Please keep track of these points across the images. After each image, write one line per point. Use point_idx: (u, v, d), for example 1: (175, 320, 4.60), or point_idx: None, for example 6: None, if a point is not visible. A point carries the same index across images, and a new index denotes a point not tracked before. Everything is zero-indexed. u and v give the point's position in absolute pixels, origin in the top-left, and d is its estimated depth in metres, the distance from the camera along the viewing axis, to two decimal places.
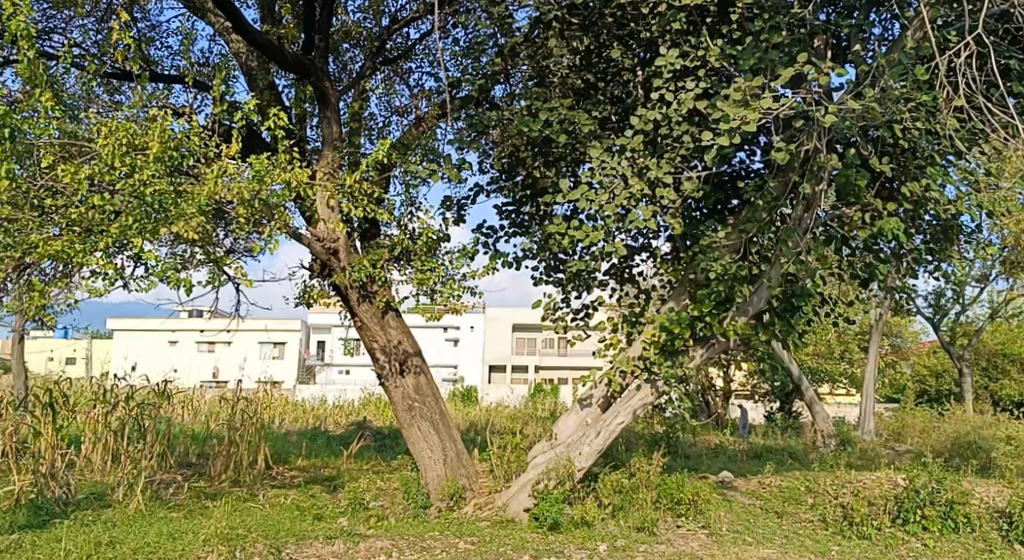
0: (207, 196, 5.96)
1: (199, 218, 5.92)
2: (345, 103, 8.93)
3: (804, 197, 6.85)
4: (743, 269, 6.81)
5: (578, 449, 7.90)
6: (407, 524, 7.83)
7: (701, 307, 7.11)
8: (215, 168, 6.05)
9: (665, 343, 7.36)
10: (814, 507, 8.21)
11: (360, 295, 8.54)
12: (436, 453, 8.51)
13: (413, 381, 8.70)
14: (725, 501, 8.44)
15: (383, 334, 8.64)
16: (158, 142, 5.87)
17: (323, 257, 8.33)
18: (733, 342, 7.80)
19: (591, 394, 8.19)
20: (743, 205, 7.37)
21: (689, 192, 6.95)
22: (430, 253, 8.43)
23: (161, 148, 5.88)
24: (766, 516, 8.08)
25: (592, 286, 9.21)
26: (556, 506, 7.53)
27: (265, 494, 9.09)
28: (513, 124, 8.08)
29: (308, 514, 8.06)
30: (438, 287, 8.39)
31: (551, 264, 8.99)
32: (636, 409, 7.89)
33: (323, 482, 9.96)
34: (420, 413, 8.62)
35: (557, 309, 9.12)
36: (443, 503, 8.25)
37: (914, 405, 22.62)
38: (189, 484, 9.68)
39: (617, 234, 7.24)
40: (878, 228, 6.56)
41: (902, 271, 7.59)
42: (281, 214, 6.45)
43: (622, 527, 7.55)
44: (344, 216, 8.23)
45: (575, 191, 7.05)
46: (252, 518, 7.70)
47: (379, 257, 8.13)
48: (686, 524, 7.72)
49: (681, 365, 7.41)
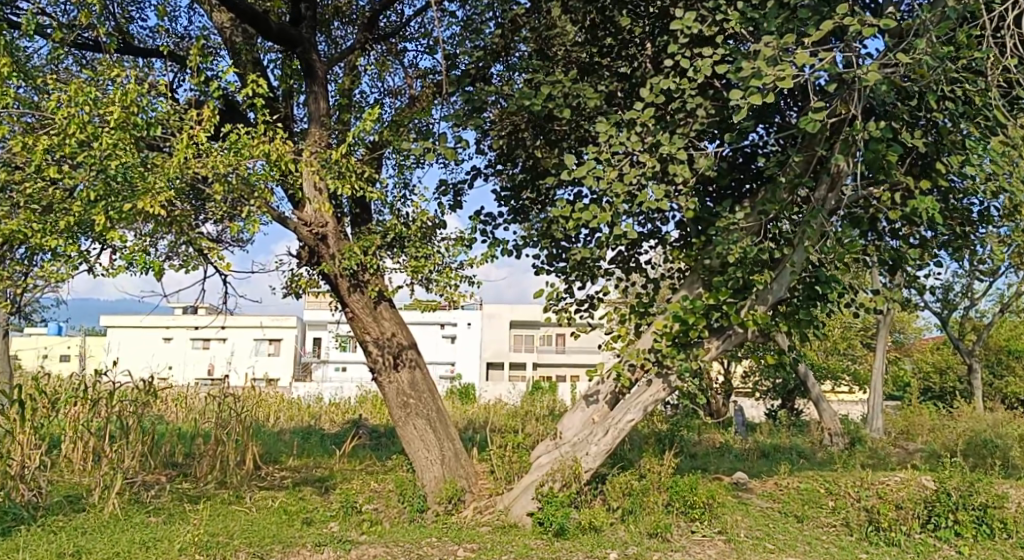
0: (176, 169, 5.45)
1: (168, 193, 5.40)
2: (335, 81, 8.45)
3: (829, 175, 6.34)
4: (764, 253, 6.31)
5: (586, 449, 7.38)
6: (402, 530, 7.32)
7: (718, 296, 6.61)
8: (185, 138, 5.52)
9: (679, 334, 6.86)
10: (836, 511, 7.74)
11: (351, 285, 8.04)
12: (433, 453, 8.01)
13: (408, 375, 8.19)
14: (741, 503, 7.96)
15: (375, 327, 8.13)
16: (120, 108, 5.36)
17: (311, 244, 7.87)
18: (753, 335, 7.15)
19: (598, 390, 7.67)
20: (760, 186, 6.88)
21: (705, 170, 6.45)
22: (424, 240, 7.95)
23: (123, 114, 5.36)
24: (785, 520, 7.60)
25: (597, 276, 8.69)
26: (562, 510, 7.04)
27: (252, 497, 8.58)
28: (512, 100, 7.57)
29: (296, 518, 7.55)
30: (433, 276, 7.94)
31: (554, 253, 8.46)
32: (647, 406, 7.35)
33: (314, 483, 9.45)
34: (415, 410, 8.12)
35: (560, 300, 8.57)
36: (441, 507, 7.73)
37: (920, 403, 22.13)
38: (173, 486, 9.16)
39: (624, 217, 6.75)
40: (911, 208, 6.06)
41: (931, 258, 7.11)
42: (263, 194, 5.88)
43: (633, 532, 7.06)
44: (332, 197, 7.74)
45: (581, 170, 6.56)
46: (235, 522, 7.18)
47: (370, 244, 7.70)
48: (701, 529, 7.23)
49: (696, 357, 6.91)
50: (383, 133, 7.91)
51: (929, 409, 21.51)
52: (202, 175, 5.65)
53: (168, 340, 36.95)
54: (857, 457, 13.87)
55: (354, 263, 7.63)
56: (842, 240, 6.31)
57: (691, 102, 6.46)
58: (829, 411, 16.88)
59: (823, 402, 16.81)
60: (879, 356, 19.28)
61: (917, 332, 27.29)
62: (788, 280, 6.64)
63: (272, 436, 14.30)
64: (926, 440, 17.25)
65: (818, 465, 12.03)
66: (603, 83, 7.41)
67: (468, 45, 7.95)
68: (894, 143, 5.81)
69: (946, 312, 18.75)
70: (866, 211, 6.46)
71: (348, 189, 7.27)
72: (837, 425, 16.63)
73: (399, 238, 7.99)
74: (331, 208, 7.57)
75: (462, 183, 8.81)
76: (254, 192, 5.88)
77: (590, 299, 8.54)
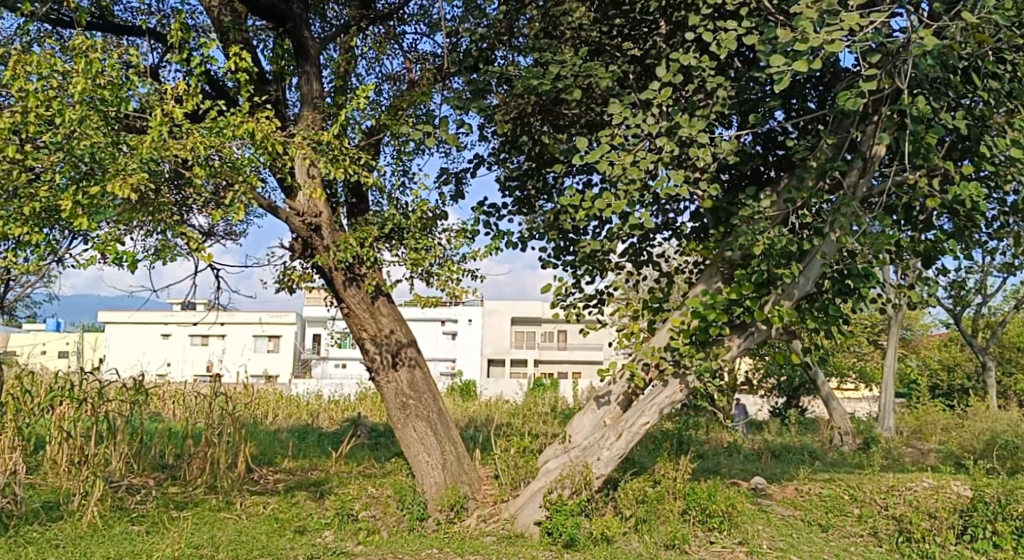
0: (152, 148, 5.01)
1: (141, 173, 4.95)
2: (330, 63, 7.97)
3: (862, 159, 5.87)
4: (793, 244, 5.83)
5: (596, 454, 6.92)
6: (401, 540, 6.87)
7: (741, 291, 6.14)
8: (158, 116, 5.06)
9: (698, 331, 6.41)
10: (862, 521, 7.27)
11: (347, 280, 7.59)
12: (434, 457, 7.54)
13: (407, 375, 7.72)
14: (761, 511, 7.49)
15: (373, 324, 7.67)
16: (84, 79, 4.90)
17: (304, 235, 7.39)
18: (776, 332, 6.69)
19: (610, 391, 7.18)
20: (784, 173, 6.42)
21: (727, 154, 5.99)
22: (425, 231, 7.52)
23: (87, 86, 4.91)
24: (809, 530, 7.14)
25: (607, 270, 8.22)
26: (571, 519, 6.58)
27: (243, 503, 8.12)
28: (519, 81, 7.09)
29: (288, 527, 7.09)
30: (434, 270, 7.50)
31: (561, 246, 7.99)
32: (663, 409, 6.88)
33: (308, 487, 8.99)
34: (415, 412, 7.66)
35: (567, 295, 8.09)
36: (442, 514, 7.26)
37: (930, 401, 21.64)
38: (160, 490, 8.72)
39: (639, 205, 6.28)
40: (952, 195, 5.59)
41: (967, 250, 6.65)
42: (247, 177, 5.38)
43: (648, 543, 6.60)
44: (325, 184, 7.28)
45: (594, 155, 6.09)
46: (223, 532, 6.73)
47: (366, 236, 7.27)
48: (720, 539, 6.77)
49: (715, 357, 6.45)
50: (381, 118, 7.45)
51: (939, 407, 21.05)
52: (181, 158, 5.17)
53: (167, 337, 36.52)
54: (871, 458, 13.41)
55: (349, 256, 7.21)
56: (876, 229, 5.84)
57: (712, 81, 6.00)
58: (840, 410, 16.38)
59: (833, 401, 16.32)
60: (891, 353, 18.82)
61: (925, 329, 26.80)
62: (817, 271, 6.16)
63: (268, 436, 13.84)
64: (939, 440, 16.81)
65: (832, 467, 11.58)
66: (615, 63, 6.93)
67: (471, 23, 7.47)
68: (935, 124, 5.36)
69: (960, 308, 18.25)
70: (900, 198, 6.01)
71: (342, 176, 6.84)
72: (848, 425, 16.19)
73: (397, 229, 7.57)
74: (325, 196, 7.14)
75: (464, 172, 8.36)
76: (239, 175, 5.38)
77: (599, 295, 8.07)
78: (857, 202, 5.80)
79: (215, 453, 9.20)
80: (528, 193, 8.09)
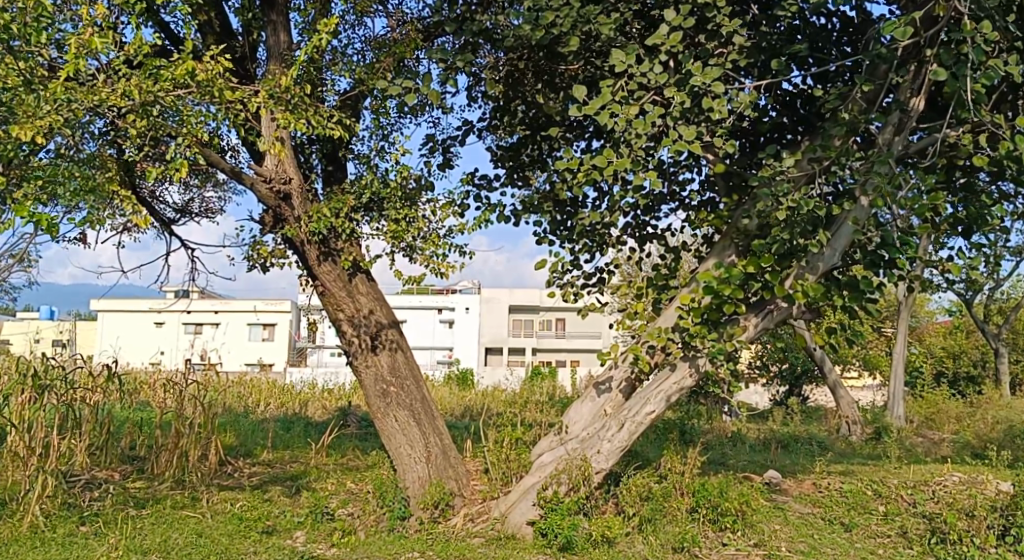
0: (68, 90, 4.50)
1: (55, 117, 4.45)
2: (304, 16, 7.25)
3: (898, 113, 5.19)
4: (821, 209, 5.12)
5: (596, 447, 6.22)
6: (379, 542, 6.20)
7: (760, 263, 5.44)
8: (74, 52, 4.50)
9: (710, 309, 5.72)
10: (889, 520, 6.59)
11: (321, 254, 6.87)
12: (417, 450, 6.84)
13: (388, 359, 7.01)
14: (777, 509, 6.81)
15: (350, 303, 6.95)
16: None
17: (272, 204, 6.66)
18: (797, 311, 5.99)
19: (610, 376, 6.49)
20: (808, 133, 5.74)
21: (746, 108, 5.28)
22: (407, 201, 6.87)
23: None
24: (831, 529, 6.46)
25: (607, 246, 7.52)
26: (568, 519, 5.91)
27: (210, 499, 7.44)
28: (510, 30, 6.38)
29: (254, 527, 6.42)
30: (417, 244, 6.92)
31: (557, 219, 7.29)
32: (670, 396, 6.18)
33: (284, 483, 8.32)
34: (397, 400, 6.95)
35: (564, 273, 7.39)
36: (426, 513, 6.58)
37: (940, 389, 20.94)
38: (121, 485, 8.03)
39: (645, 166, 5.58)
40: (1002, 150, 4.90)
41: (1012, 218, 5.96)
42: (190, 130, 4.81)
43: (653, 546, 5.93)
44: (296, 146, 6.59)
45: (594, 107, 5.39)
46: (181, 532, 6.07)
47: (342, 205, 6.59)
48: (734, 541, 6.09)
49: (730, 338, 5.76)
50: (358, 74, 6.71)
51: (948, 395, 20.37)
52: (110, 104, 4.64)
53: (159, 325, 35.81)
54: (883, 449, 12.72)
55: (323, 227, 6.51)
56: (915, 192, 5.15)
57: (728, 24, 5.28)
58: (847, 398, 15.68)
59: (841, 389, 15.61)
60: (902, 338, 18.10)
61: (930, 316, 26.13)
62: (846, 241, 5.48)
63: (249, 425, 13.16)
64: (952, 430, 16.13)
65: (844, 458, 10.89)
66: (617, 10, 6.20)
67: None
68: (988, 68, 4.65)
69: (971, 292, 17.53)
70: (942, 157, 5.30)
71: (303, 128, 5.81)
72: (856, 414, 15.51)
73: (377, 200, 6.90)
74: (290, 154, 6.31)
75: (452, 139, 7.71)
76: (181, 125, 4.83)
77: (599, 273, 7.37)
78: (893, 160, 5.12)
79: (184, 444, 8.51)
80: (520, 160, 7.42)
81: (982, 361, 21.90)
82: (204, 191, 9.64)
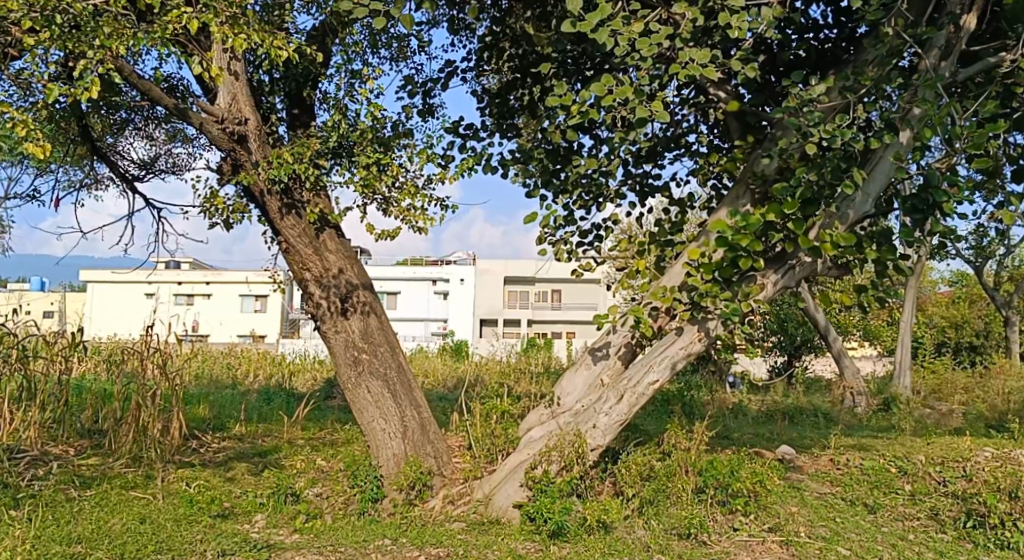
0: None
1: None
2: None
3: (946, 32, 4.49)
4: (857, 143, 4.40)
5: (592, 421, 5.52)
6: (348, 527, 5.50)
7: (782, 210, 4.72)
8: None
9: (722, 265, 5.00)
10: (919, 502, 5.92)
11: (283, 205, 6.10)
12: (392, 424, 6.11)
13: (360, 323, 6.26)
14: (793, 489, 6.13)
15: (317, 261, 6.20)
16: None
17: (226, 147, 5.86)
18: (821, 267, 5.28)
19: (607, 342, 5.78)
20: (836, 63, 5.02)
21: (768, 25, 4.54)
22: (380, 147, 6.14)
23: None
24: (854, 511, 5.80)
25: (604, 202, 6.78)
26: (559, 502, 5.23)
27: (167, 478, 6.73)
28: None
29: (208, 511, 5.74)
30: (392, 195, 6.19)
31: (549, 169, 6.48)
32: (676, 364, 5.47)
33: (251, 459, 7.63)
34: (369, 369, 6.19)
35: (557, 229, 6.66)
36: (400, 495, 5.87)
37: (945, 360, 20.26)
38: (72, 461, 7.34)
39: (643, 96, 4.89)
40: None
41: None
42: (103, 41, 4.53)
43: (656, 532, 5.27)
44: (238, 75, 5.84)
45: (591, 24, 4.64)
46: (121, 518, 5.38)
47: (306, 149, 5.84)
48: (747, 525, 5.43)
49: (746, 297, 5.05)
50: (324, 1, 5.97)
51: (953, 367, 19.67)
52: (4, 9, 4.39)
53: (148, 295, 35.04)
54: (892, 421, 12.06)
55: (283, 174, 5.74)
56: (967, 122, 4.42)
57: None
58: (852, 368, 15.01)
59: (845, 358, 14.93)
60: (908, 306, 17.37)
61: (933, 286, 25.45)
62: (881, 182, 4.73)
63: (226, 396, 12.45)
64: (961, 400, 15.48)
65: (855, 431, 10.20)
66: None
67: None
68: None
69: (981, 259, 16.85)
70: (997, 83, 4.58)
71: (244, 47, 5.05)
72: (862, 384, 14.85)
73: (347, 144, 6.16)
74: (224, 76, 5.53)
75: (433, 83, 6.97)
76: (93, 37, 4.55)
77: (597, 230, 6.63)
78: (942, 84, 4.39)
79: (144, 418, 7.80)
80: (509, 104, 6.69)
81: (986, 332, 21.07)
82: (172, 147, 8.97)
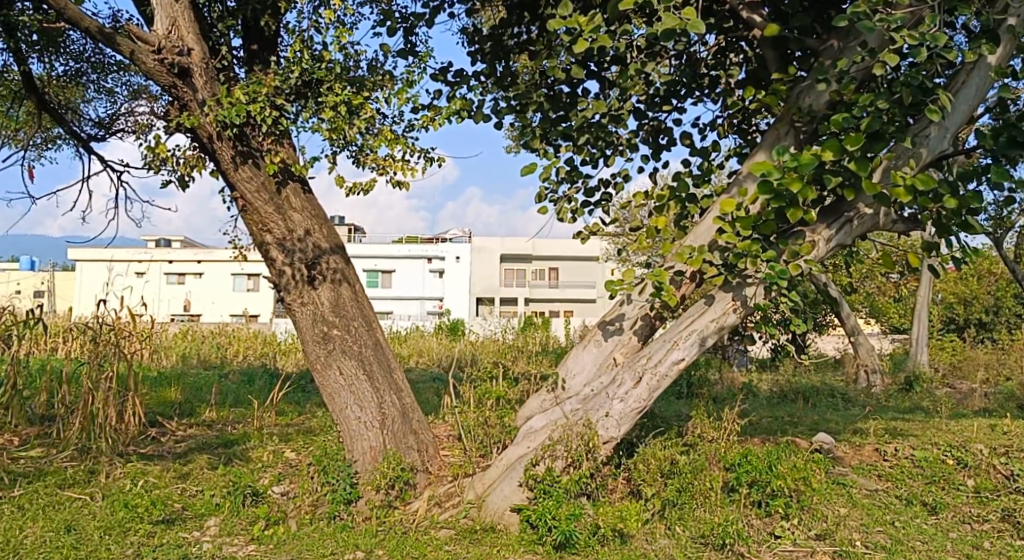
0: None
1: None
2: None
3: None
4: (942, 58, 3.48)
5: (604, 408, 4.60)
6: (314, 535, 4.61)
7: (841, 147, 3.81)
8: None
9: (763, 219, 4.11)
10: (989, 502, 5.03)
11: (237, 154, 5.17)
12: (368, 411, 5.21)
13: (330, 294, 5.32)
14: (838, 485, 5.25)
15: (279, 221, 5.26)
16: None
17: (166, 83, 4.95)
18: (883, 221, 4.40)
19: (622, 314, 4.87)
20: None
21: None
22: (351, 86, 5.22)
23: None
24: (913, 512, 4.93)
25: (614, 154, 5.86)
26: (566, 507, 4.34)
27: (113, 474, 5.82)
28: None
29: (150, 515, 4.85)
30: (366, 142, 5.27)
31: (550, 113, 5.55)
32: (705, 338, 4.57)
33: (214, 450, 6.71)
34: (342, 348, 5.27)
35: (560, 184, 5.74)
36: (377, 495, 4.97)
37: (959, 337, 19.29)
38: (10, 453, 6.43)
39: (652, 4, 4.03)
40: None
41: None
42: None
43: (682, 542, 4.42)
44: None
45: None
46: (39, 530, 4.51)
47: (262, 85, 4.93)
48: (790, 532, 4.56)
49: (792, 259, 4.16)
50: None
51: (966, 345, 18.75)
52: None
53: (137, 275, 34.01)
54: (917, 402, 11.18)
55: (234, 116, 4.82)
56: None
57: None
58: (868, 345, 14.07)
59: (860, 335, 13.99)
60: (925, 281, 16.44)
61: None
62: (962, 117, 3.98)
63: (200, 378, 11.51)
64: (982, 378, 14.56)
65: (881, 414, 9.30)
66: None
67: None
68: None
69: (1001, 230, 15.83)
70: None
71: None
72: (877, 362, 13.93)
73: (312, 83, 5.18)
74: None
75: (417, 19, 6.02)
76: None
77: (605, 186, 5.71)
78: None
79: (94, 404, 6.84)
80: (503, 43, 5.73)
81: (1000, 307, 20.06)
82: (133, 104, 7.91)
